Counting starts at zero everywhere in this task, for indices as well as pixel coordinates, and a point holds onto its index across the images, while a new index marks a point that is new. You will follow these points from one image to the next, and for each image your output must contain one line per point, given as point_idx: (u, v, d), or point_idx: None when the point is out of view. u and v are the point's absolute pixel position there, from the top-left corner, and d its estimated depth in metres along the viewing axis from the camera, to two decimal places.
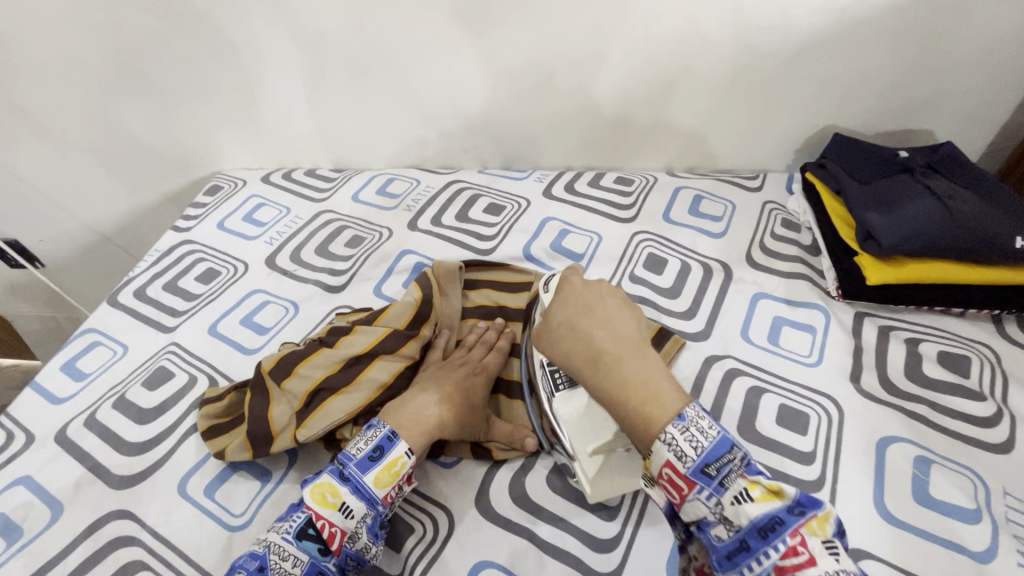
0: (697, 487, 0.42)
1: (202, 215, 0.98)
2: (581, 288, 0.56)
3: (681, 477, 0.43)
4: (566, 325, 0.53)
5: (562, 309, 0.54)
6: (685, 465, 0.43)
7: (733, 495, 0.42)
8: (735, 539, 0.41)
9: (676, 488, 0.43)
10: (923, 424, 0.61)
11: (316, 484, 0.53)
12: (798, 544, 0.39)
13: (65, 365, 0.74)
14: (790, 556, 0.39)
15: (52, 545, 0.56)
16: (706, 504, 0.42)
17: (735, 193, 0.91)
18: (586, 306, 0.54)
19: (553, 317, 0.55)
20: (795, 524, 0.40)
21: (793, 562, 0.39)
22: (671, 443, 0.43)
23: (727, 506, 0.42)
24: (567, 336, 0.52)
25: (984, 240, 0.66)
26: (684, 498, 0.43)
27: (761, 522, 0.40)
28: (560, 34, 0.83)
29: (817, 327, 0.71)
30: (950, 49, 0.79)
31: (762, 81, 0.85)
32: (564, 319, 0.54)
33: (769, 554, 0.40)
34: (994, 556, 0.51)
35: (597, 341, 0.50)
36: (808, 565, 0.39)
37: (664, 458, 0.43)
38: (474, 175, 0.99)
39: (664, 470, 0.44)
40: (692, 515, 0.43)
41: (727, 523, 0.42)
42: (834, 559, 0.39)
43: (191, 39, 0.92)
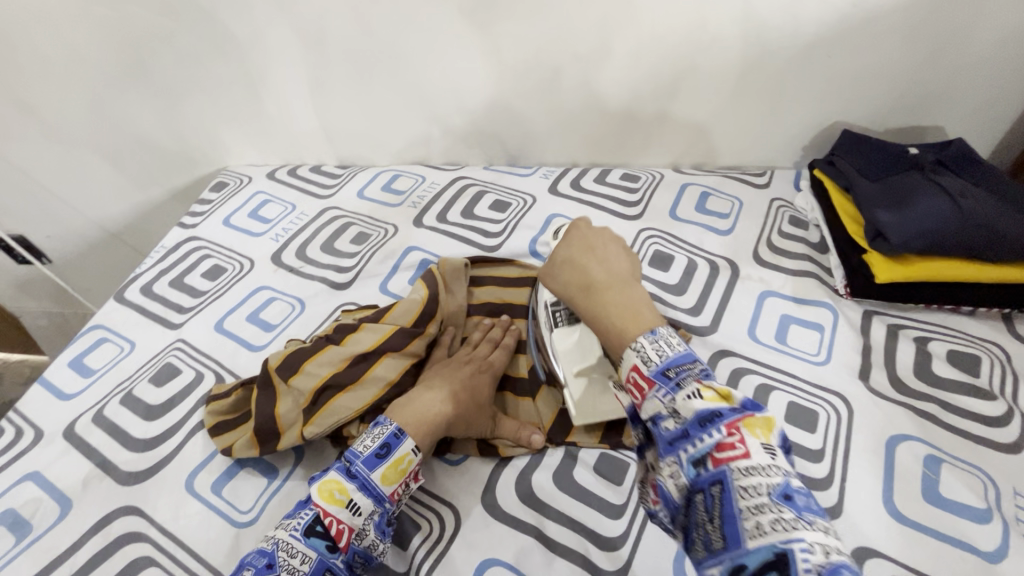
0: (656, 386, 0.43)
1: (208, 212, 0.98)
2: (585, 230, 0.59)
3: (643, 377, 0.44)
4: (566, 261, 0.56)
5: (565, 248, 0.58)
6: (649, 366, 0.44)
7: (685, 394, 0.41)
8: (680, 431, 0.40)
9: (639, 388, 0.44)
10: (933, 423, 0.61)
11: (323, 481, 0.53)
12: (735, 439, 0.38)
13: (73, 361, 0.74)
14: (724, 448, 0.38)
15: (61, 541, 0.57)
16: (661, 401, 0.42)
17: (742, 190, 0.90)
18: (587, 245, 0.57)
19: (556, 253, 0.58)
20: (734, 420, 0.39)
21: (728, 453, 0.37)
22: (641, 350, 0.45)
23: (678, 402, 0.41)
24: (567, 268, 0.56)
25: (995, 239, 0.65)
26: (645, 397, 0.44)
27: (704, 414, 0.39)
28: (566, 30, 0.83)
29: (825, 325, 0.71)
30: (961, 45, 0.79)
31: (769, 77, 0.84)
32: (567, 256, 0.57)
33: (704, 440, 0.39)
34: (1004, 556, 0.51)
35: (590, 275, 0.54)
36: (741, 457, 0.37)
37: (632, 362, 0.46)
38: (479, 171, 0.99)
39: (631, 373, 0.45)
40: (649, 412, 0.43)
41: (675, 416, 0.41)
42: (769, 459, 0.37)
43: (196, 36, 0.92)
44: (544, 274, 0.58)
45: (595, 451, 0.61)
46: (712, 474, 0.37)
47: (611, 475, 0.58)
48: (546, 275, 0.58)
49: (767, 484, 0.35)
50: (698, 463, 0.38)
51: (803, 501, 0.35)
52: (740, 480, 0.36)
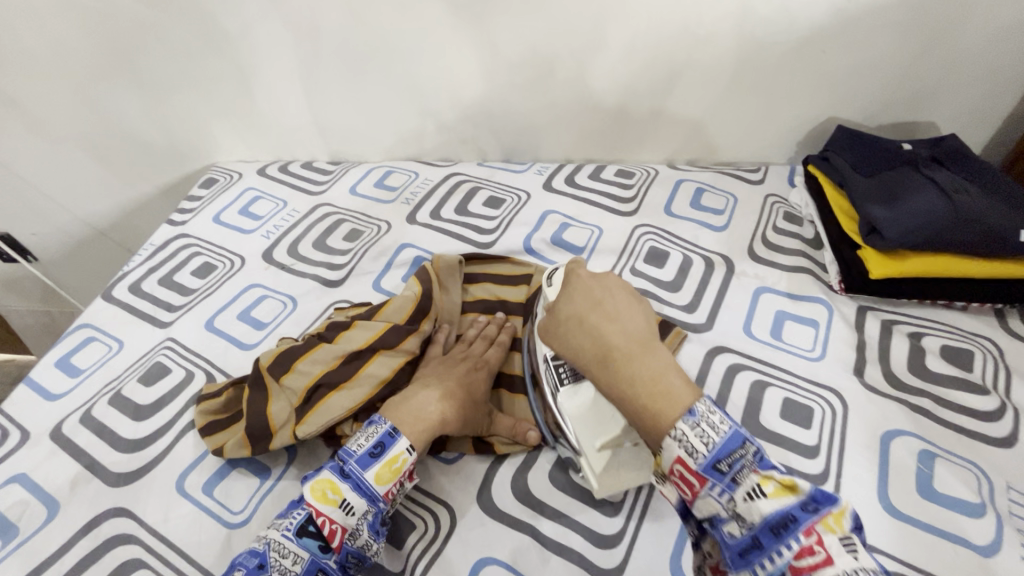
0: (709, 484, 0.41)
1: (197, 209, 0.96)
2: (590, 282, 0.57)
3: (692, 474, 0.42)
4: (574, 318, 0.54)
5: (573, 306, 0.55)
6: (696, 460, 0.42)
7: (745, 491, 0.40)
8: (748, 537, 0.40)
9: (688, 485, 0.42)
10: (927, 418, 0.61)
11: (316, 481, 0.52)
12: (814, 544, 0.37)
13: (60, 361, 0.73)
14: (804, 556, 0.37)
15: (48, 544, 0.56)
16: (718, 501, 0.41)
17: (737, 186, 0.90)
18: (595, 302, 0.54)
19: (561, 310, 0.56)
20: (809, 522, 0.38)
21: (808, 561, 0.37)
22: (681, 439, 0.42)
23: (740, 503, 0.41)
24: (580, 330, 0.53)
25: (987, 233, 0.66)
26: (696, 495, 0.42)
27: (775, 520, 0.39)
28: (561, 25, 0.82)
29: (820, 321, 0.71)
30: (955, 41, 0.79)
31: (764, 72, 0.84)
32: (574, 317, 0.54)
33: (782, 553, 0.38)
34: (998, 551, 0.51)
35: (607, 341, 0.51)
36: (825, 565, 0.36)
37: (675, 454, 0.42)
38: (473, 168, 0.98)
39: (675, 467, 0.43)
40: (705, 512, 0.42)
41: (739, 520, 0.40)
42: (852, 558, 0.37)
43: (185, 29, 0.90)
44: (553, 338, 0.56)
45: None
46: None
47: None
48: (557, 341, 0.55)
49: None
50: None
51: None
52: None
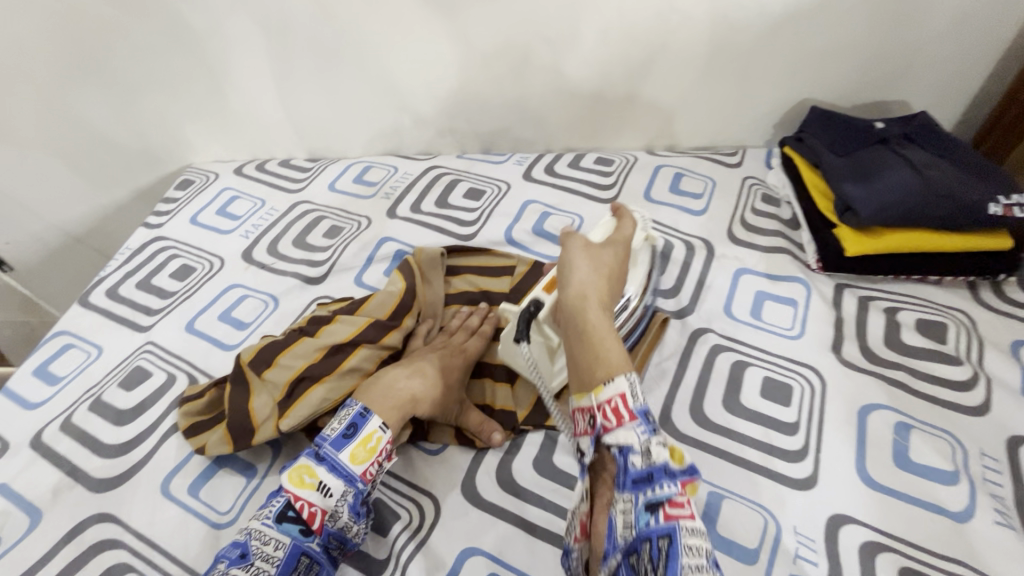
0: (637, 421, 0.46)
1: (174, 211, 0.95)
2: (617, 262, 0.62)
3: (626, 409, 0.47)
4: (603, 268, 0.60)
5: (607, 258, 0.62)
6: (635, 402, 0.47)
7: (658, 440, 0.46)
8: (644, 470, 0.45)
9: (616, 417, 0.47)
10: (903, 391, 0.62)
11: (293, 467, 0.53)
12: (683, 499, 0.43)
13: (37, 369, 0.72)
14: (676, 504, 0.43)
15: (32, 553, 0.55)
16: (637, 436, 0.46)
17: (715, 170, 0.91)
18: (615, 274, 0.61)
19: (596, 260, 0.60)
20: (685, 482, 0.44)
21: (679, 511, 0.42)
22: (632, 382, 0.48)
23: (653, 444, 0.45)
24: (603, 283, 0.58)
25: (957, 207, 0.67)
26: (620, 425, 0.47)
27: (670, 468, 0.44)
28: (534, 14, 0.82)
29: (798, 300, 0.72)
30: (922, 20, 0.80)
31: (737, 56, 0.85)
32: (604, 266, 0.60)
33: (665, 489, 0.43)
34: (973, 516, 0.52)
35: (606, 300, 0.57)
36: (688, 518, 0.42)
37: (620, 389, 0.48)
38: (452, 160, 0.98)
39: (614, 398, 0.47)
40: (619, 439, 0.46)
41: (646, 455, 0.45)
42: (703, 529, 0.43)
43: (153, 27, 0.89)
44: (571, 258, 0.60)
45: None
46: (661, 525, 0.42)
47: None
48: (575, 268, 0.59)
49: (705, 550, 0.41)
50: (653, 509, 0.43)
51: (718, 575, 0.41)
52: (686, 538, 0.41)
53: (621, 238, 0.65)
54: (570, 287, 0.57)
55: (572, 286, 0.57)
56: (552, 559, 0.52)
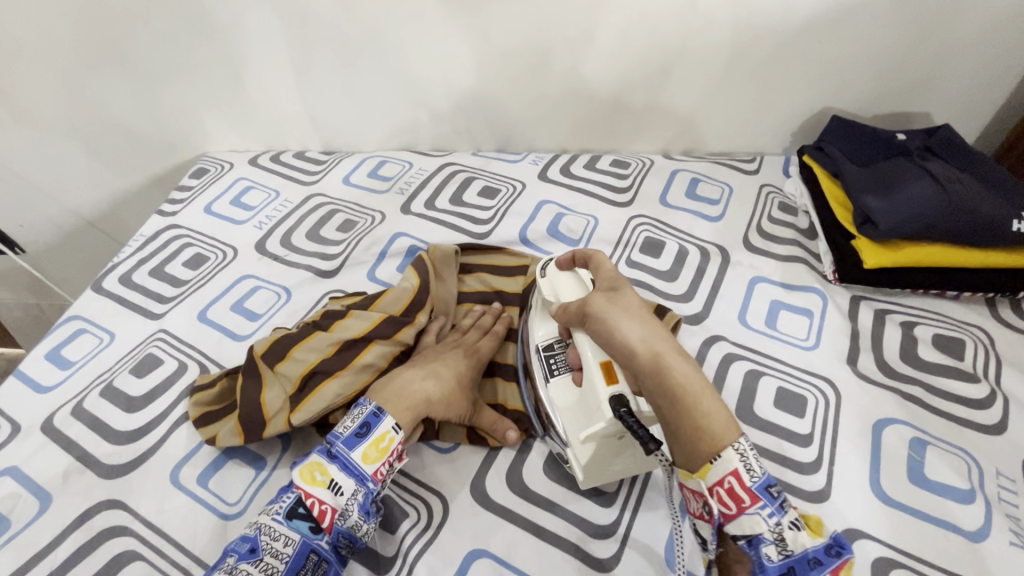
0: (761, 504, 0.40)
1: (188, 199, 0.95)
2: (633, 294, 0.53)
3: (745, 491, 0.41)
4: (643, 314, 0.50)
5: (636, 301, 0.52)
6: (753, 478, 0.41)
7: (790, 522, 0.41)
8: (783, 564, 0.41)
9: (734, 500, 0.41)
10: (918, 406, 0.62)
11: (305, 464, 0.53)
12: None
13: (50, 353, 0.72)
14: None
15: (41, 537, 0.55)
16: (766, 522, 0.40)
17: (732, 176, 0.90)
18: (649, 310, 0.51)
19: (628, 307, 0.51)
20: (836, 566, 0.41)
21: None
22: (743, 453, 0.41)
23: (786, 530, 0.41)
24: (656, 328, 0.49)
25: (980, 222, 0.66)
26: (742, 511, 0.41)
27: (812, 553, 0.41)
28: (555, 13, 0.81)
29: (815, 311, 0.71)
30: (948, 31, 0.79)
31: (759, 63, 0.84)
32: (645, 312, 0.50)
33: None
34: (987, 536, 0.52)
35: (668, 347, 0.47)
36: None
37: (732, 466, 0.41)
38: (468, 157, 0.97)
39: (726, 479, 0.41)
40: (745, 530, 0.41)
41: (782, 545, 0.41)
42: None
43: (173, 16, 0.89)
44: (613, 322, 0.49)
45: None
46: None
47: None
48: (621, 328, 0.48)
49: None
50: None
51: None
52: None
53: (607, 280, 0.55)
54: (632, 353, 0.47)
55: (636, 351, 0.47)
56: (561, 564, 0.51)
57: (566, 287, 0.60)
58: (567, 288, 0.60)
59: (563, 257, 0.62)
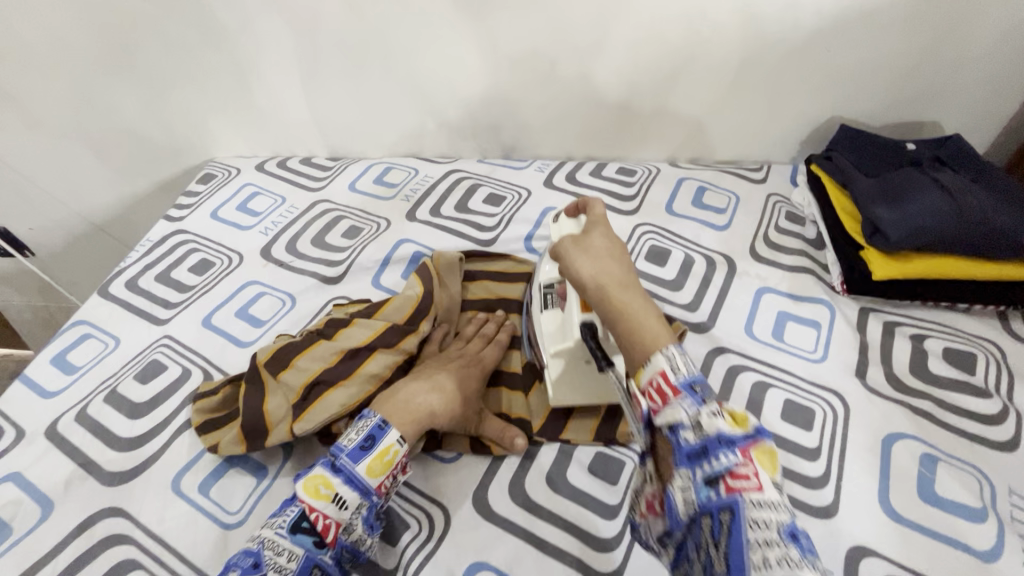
0: (682, 397, 0.41)
1: (195, 205, 0.95)
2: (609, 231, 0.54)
3: (668, 385, 0.41)
4: (604, 252, 0.52)
5: (603, 241, 0.53)
6: (678, 375, 0.42)
7: (710, 411, 0.40)
8: (698, 446, 0.39)
9: (661, 395, 0.42)
10: (928, 421, 0.61)
11: (309, 477, 0.52)
12: (750, 470, 0.38)
13: (55, 358, 0.72)
14: (740, 477, 0.37)
15: (43, 544, 0.55)
16: (685, 410, 0.40)
17: (739, 185, 0.89)
18: (619, 245, 0.53)
19: (592, 244, 0.52)
20: (748, 448, 0.39)
21: (742, 482, 0.37)
22: (670, 358, 0.43)
23: (703, 416, 0.40)
24: (614, 264, 0.50)
25: (992, 234, 0.65)
26: (666, 404, 0.41)
27: (727, 437, 0.39)
28: (563, 20, 0.81)
29: (822, 322, 0.70)
30: (961, 39, 0.78)
31: (768, 71, 0.83)
32: (606, 249, 0.52)
33: (724, 462, 0.38)
34: (999, 556, 0.51)
35: (615, 274, 0.49)
36: (754, 490, 0.37)
37: (659, 367, 0.42)
38: (473, 164, 0.97)
39: (656, 378, 0.42)
40: (667, 420, 0.41)
41: (697, 429, 0.39)
42: (778, 496, 0.38)
43: (183, 23, 0.89)
44: (572, 259, 0.51)
45: (591, 449, 0.60)
46: (724, 502, 0.37)
47: (605, 474, 0.58)
48: (575, 263, 0.51)
49: (777, 520, 0.36)
50: (711, 484, 0.38)
51: (806, 542, 0.36)
52: (752, 510, 0.36)
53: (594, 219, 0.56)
54: (583, 285, 0.50)
55: (585, 282, 0.50)
56: None
57: (564, 233, 0.59)
58: (558, 234, 0.60)
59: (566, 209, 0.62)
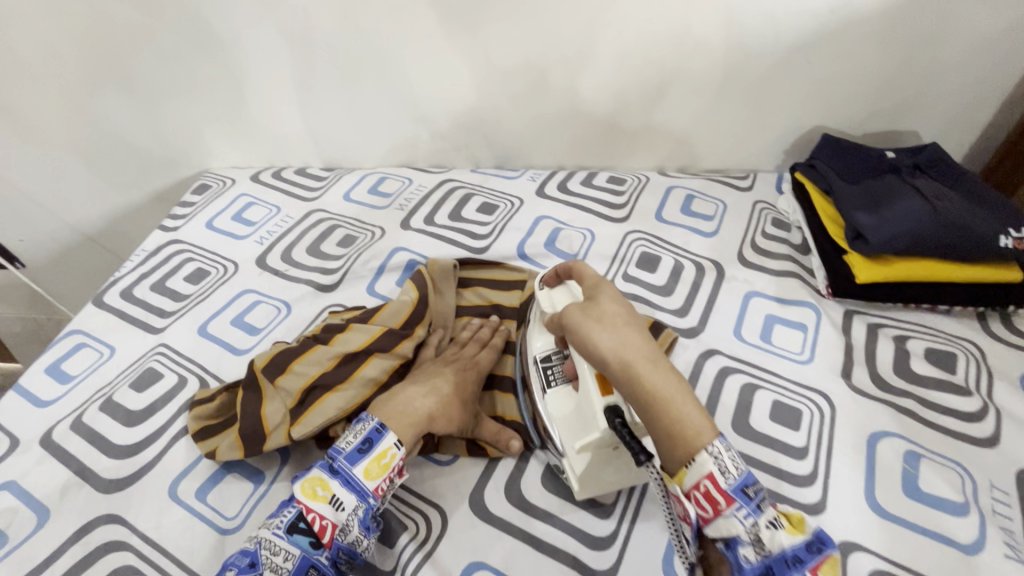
0: (735, 505, 0.41)
1: (190, 215, 0.96)
2: (612, 298, 0.53)
3: (720, 492, 0.42)
4: (622, 323, 0.50)
5: (614, 310, 0.51)
6: (729, 481, 0.42)
7: (767, 521, 0.42)
8: (760, 564, 0.41)
9: (711, 502, 0.42)
10: (912, 419, 0.63)
11: (306, 479, 0.53)
12: None
13: (50, 367, 0.72)
14: None
15: (38, 552, 0.55)
16: (742, 523, 0.41)
17: (726, 193, 0.91)
18: (628, 313, 0.52)
19: (603, 315, 0.51)
20: (814, 563, 0.41)
21: None
22: (717, 457, 0.42)
23: (762, 529, 0.41)
24: (632, 335, 0.49)
25: (968, 238, 0.68)
26: (719, 514, 0.42)
27: (791, 551, 0.41)
28: (553, 34, 0.84)
29: (808, 325, 0.72)
30: (935, 52, 0.81)
31: (752, 82, 0.86)
32: (620, 317, 0.51)
33: None
34: (982, 549, 0.52)
35: (636, 348, 0.48)
36: None
37: (707, 470, 0.42)
38: (466, 174, 0.99)
39: (703, 482, 0.42)
40: (722, 531, 0.42)
41: (759, 546, 0.41)
42: None
43: (178, 35, 0.90)
44: (589, 331, 0.50)
45: None
46: None
47: None
48: (594, 337, 0.49)
49: None
50: None
51: None
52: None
53: (589, 284, 0.56)
54: (603, 361, 0.48)
55: (606, 355, 0.48)
56: None
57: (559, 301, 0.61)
58: (549, 302, 0.61)
59: (549, 272, 0.63)
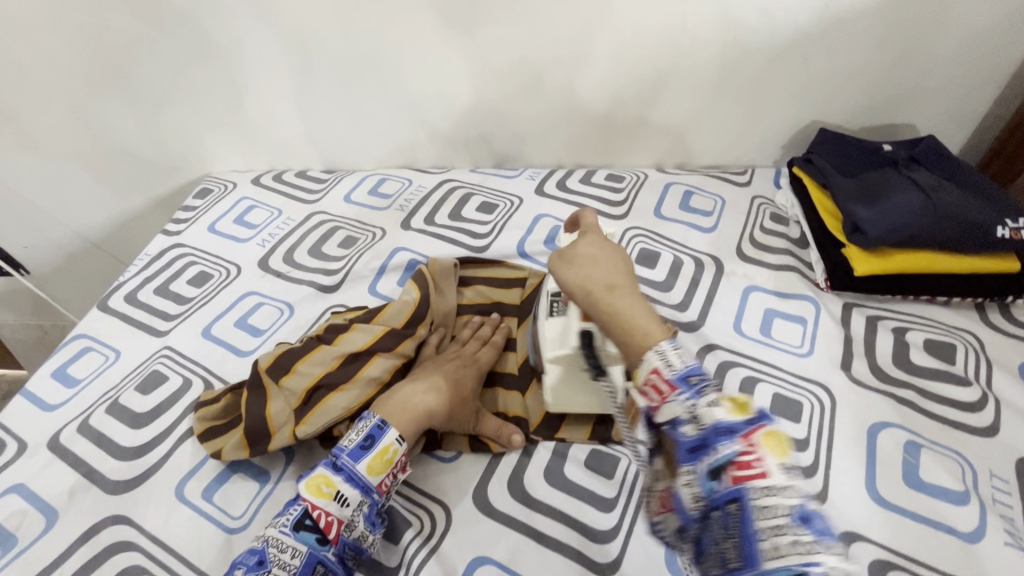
0: (677, 390, 0.42)
1: (192, 219, 0.97)
2: (590, 238, 0.56)
3: (664, 380, 0.43)
4: (591, 257, 0.54)
5: (588, 248, 0.55)
6: (672, 369, 0.43)
7: (707, 401, 0.41)
8: (698, 439, 0.40)
9: (658, 392, 0.43)
10: (912, 410, 0.63)
11: (311, 477, 0.54)
12: (752, 458, 0.38)
13: (56, 371, 0.73)
14: (744, 466, 0.38)
15: (47, 553, 0.56)
16: (682, 405, 0.42)
17: (724, 188, 0.92)
18: (606, 250, 0.55)
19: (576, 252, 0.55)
20: (750, 433, 0.39)
21: (747, 471, 0.38)
22: (662, 353, 0.44)
23: (701, 408, 0.41)
24: (598, 266, 0.53)
25: (964, 230, 0.68)
26: (664, 400, 0.43)
27: (725, 423, 0.40)
28: (549, 34, 0.84)
29: (808, 318, 0.73)
30: (929, 46, 0.81)
31: (748, 78, 0.86)
32: (590, 253, 0.54)
33: (725, 450, 0.39)
34: (982, 537, 0.53)
35: (595, 276, 0.52)
36: (761, 477, 0.37)
37: (652, 364, 0.44)
38: (466, 174, 0.99)
39: (649, 375, 0.44)
40: (666, 416, 0.43)
41: (696, 422, 0.41)
42: (787, 479, 0.38)
43: (177, 42, 0.91)
44: (557, 269, 0.55)
45: (586, 446, 0.61)
46: (729, 492, 0.38)
47: (601, 469, 0.59)
48: (561, 271, 0.54)
49: (785, 507, 0.37)
50: (716, 477, 0.39)
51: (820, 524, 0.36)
52: (757, 498, 0.37)
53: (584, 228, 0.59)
54: (569, 290, 0.53)
55: (572, 285, 0.53)
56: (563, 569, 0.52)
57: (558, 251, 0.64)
58: None
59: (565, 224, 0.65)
